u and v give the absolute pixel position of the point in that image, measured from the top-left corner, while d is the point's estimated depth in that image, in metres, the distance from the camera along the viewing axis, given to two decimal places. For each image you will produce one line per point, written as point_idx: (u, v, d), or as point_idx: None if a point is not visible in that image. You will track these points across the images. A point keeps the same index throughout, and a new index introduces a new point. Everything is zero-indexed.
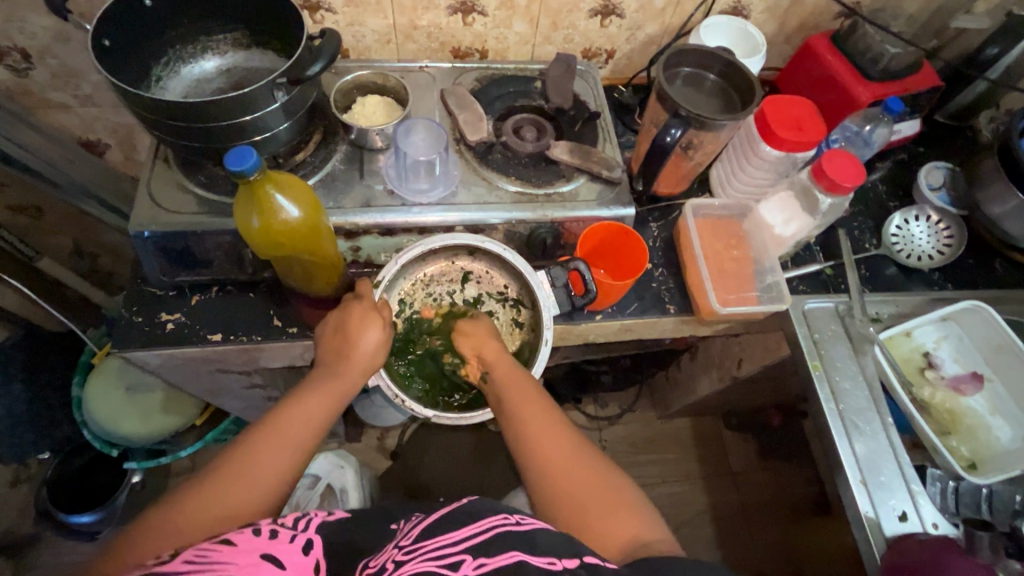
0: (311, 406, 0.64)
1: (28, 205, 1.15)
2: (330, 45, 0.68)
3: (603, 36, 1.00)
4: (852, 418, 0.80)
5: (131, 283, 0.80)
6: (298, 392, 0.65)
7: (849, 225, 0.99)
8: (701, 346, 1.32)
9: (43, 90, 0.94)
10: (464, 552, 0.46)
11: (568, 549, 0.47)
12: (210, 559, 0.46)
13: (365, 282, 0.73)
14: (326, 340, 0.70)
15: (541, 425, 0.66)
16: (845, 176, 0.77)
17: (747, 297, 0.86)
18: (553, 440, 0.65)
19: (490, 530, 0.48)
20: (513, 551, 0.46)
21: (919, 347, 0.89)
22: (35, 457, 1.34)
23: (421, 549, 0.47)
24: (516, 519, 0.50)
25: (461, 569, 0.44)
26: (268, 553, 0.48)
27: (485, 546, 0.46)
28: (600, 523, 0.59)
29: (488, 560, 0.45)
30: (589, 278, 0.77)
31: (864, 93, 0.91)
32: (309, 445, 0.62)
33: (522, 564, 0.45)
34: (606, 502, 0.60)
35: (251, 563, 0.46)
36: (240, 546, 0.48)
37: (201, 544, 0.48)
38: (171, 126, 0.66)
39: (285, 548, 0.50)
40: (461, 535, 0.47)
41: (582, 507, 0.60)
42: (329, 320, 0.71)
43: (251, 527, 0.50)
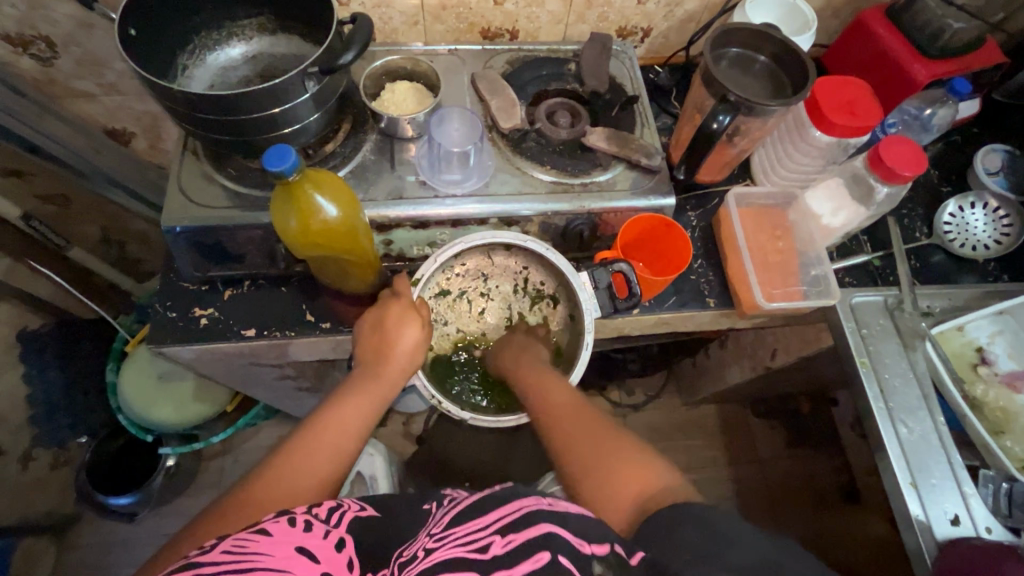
0: (353, 404, 0.63)
1: (58, 194, 1.15)
2: (362, 31, 0.64)
3: (640, 13, 0.95)
4: (901, 416, 0.77)
5: (164, 278, 0.80)
6: (339, 392, 0.65)
7: (899, 212, 0.94)
8: (733, 336, 1.29)
9: (68, 79, 0.93)
10: (496, 533, 0.45)
11: (597, 534, 0.45)
12: (247, 550, 0.44)
13: (403, 278, 0.73)
14: (363, 341, 0.69)
15: (550, 399, 0.67)
16: (904, 163, 0.73)
17: (792, 290, 0.82)
18: (562, 414, 0.65)
19: (520, 510, 0.46)
20: (542, 525, 0.44)
21: (971, 341, 0.85)
22: (74, 441, 1.37)
23: (453, 534, 0.46)
24: (549, 501, 0.47)
25: (490, 550, 0.44)
26: (302, 546, 0.46)
27: (515, 524, 0.45)
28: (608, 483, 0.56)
29: (516, 537, 0.44)
30: (634, 280, 0.76)
31: (922, 72, 0.85)
32: (353, 445, 0.61)
33: (553, 536, 0.43)
34: (618, 468, 0.57)
35: (285, 556, 0.45)
36: (276, 536, 0.46)
37: (238, 534, 0.46)
38: (201, 119, 0.64)
39: (319, 543, 0.47)
40: (490, 518, 0.46)
41: (592, 474, 0.58)
42: (366, 321, 0.71)
43: (286, 516, 0.48)
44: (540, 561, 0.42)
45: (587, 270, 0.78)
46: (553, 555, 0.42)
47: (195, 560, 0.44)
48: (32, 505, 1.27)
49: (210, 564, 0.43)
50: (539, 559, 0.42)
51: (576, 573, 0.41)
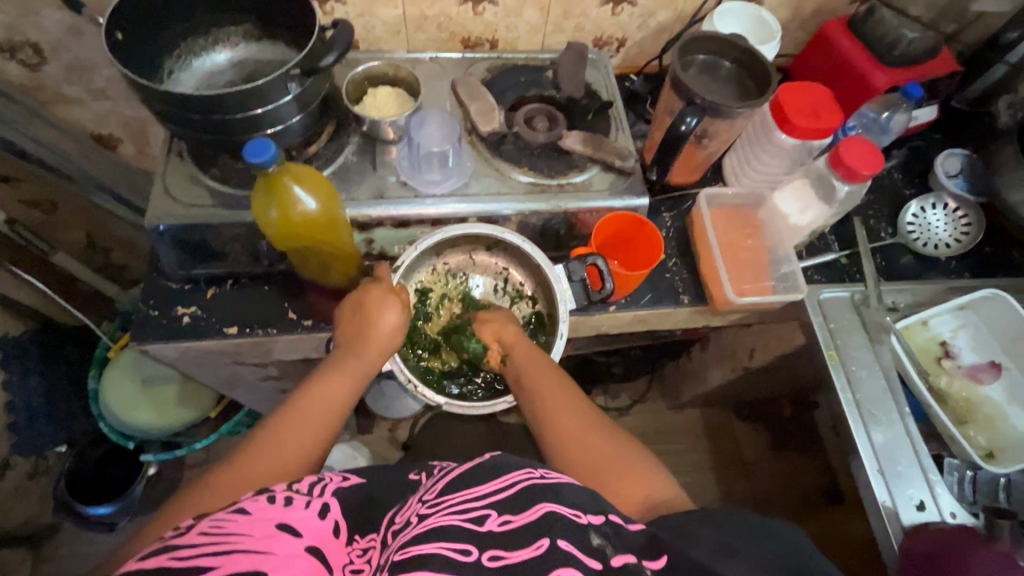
0: (332, 386, 0.65)
1: (43, 200, 1.16)
2: (344, 36, 0.67)
3: (615, 24, 0.99)
4: (868, 406, 0.80)
5: (147, 277, 0.81)
6: (317, 374, 0.66)
7: (865, 213, 0.98)
8: (712, 338, 1.31)
9: (55, 85, 0.95)
10: (491, 508, 0.46)
11: (594, 507, 0.48)
12: (225, 531, 0.45)
13: (384, 265, 0.74)
14: (344, 322, 0.71)
15: (552, 390, 0.68)
16: (862, 162, 0.76)
17: (763, 286, 0.85)
18: (565, 404, 0.67)
19: (515, 485, 0.48)
20: (541, 504, 0.46)
21: (935, 336, 0.88)
22: (53, 449, 1.36)
23: (445, 503, 0.47)
24: (542, 473, 0.50)
25: (488, 525, 0.45)
26: (285, 523, 0.47)
27: (513, 503, 0.47)
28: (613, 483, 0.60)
29: (515, 518, 0.45)
30: (607, 273, 0.77)
31: (882, 79, 0.90)
32: (331, 424, 0.63)
33: (552, 516, 0.45)
34: (623, 465, 0.61)
35: (268, 534, 0.45)
36: (254, 515, 0.47)
37: (216, 515, 0.46)
38: (186, 118, 0.66)
39: (301, 516, 0.49)
40: (487, 491, 0.48)
41: (597, 469, 0.61)
42: (347, 305, 0.71)
43: (266, 495, 0.49)
44: (541, 547, 0.43)
45: (563, 263, 0.80)
46: (552, 539, 0.44)
47: (171, 543, 0.44)
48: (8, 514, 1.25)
49: (188, 545, 0.44)
50: (540, 545, 0.43)
51: (575, 551, 0.43)
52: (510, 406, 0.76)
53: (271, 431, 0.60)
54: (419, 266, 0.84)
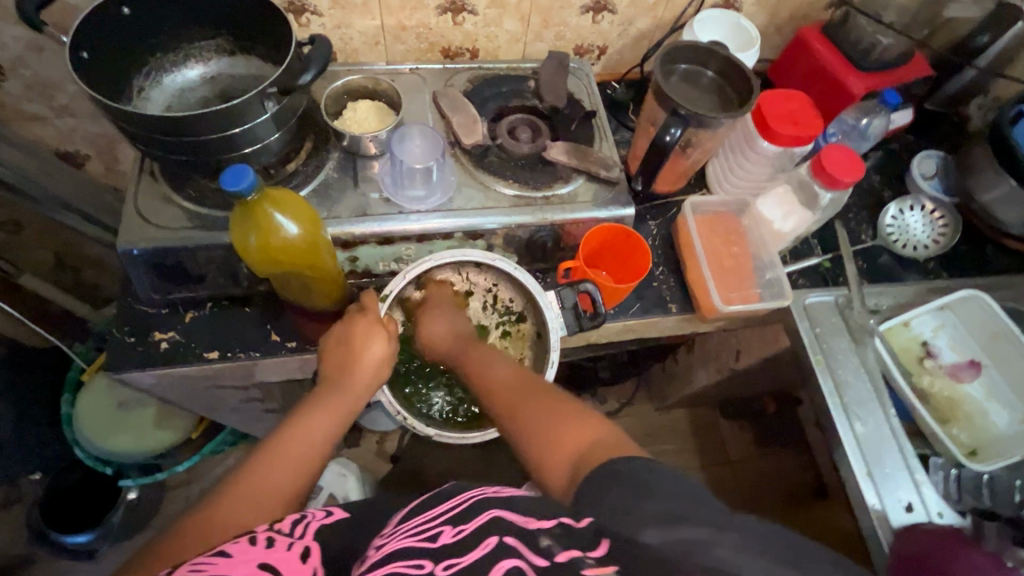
0: (318, 422, 0.63)
1: (8, 221, 1.11)
2: (321, 51, 0.65)
3: (595, 32, 0.98)
4: (856, 410, 0.81)
5: (122, 302, 0.78)
6: (302, 410, 0.64)
7: (845, 216, 0.99)
8: (698, 341, 1.32)
9: (18, 103, 0.91)
10: (446, 523, 0.43)
11: (548, 511, 0.43)
12: (205, 574, 0.43)
13: (370, 292, 0.73)
14: (328, 356, 0.69)
15: (490, 375, 0.66)
16: (843, 170, 0.77)
17: (749, 293, 0.85)
18: (504, 384, 0.64)
19: (467, 501, 0.44)
20: (491, 511, 0.43)
21: (917, 336, 0.90)
22: (26, 477, 1.31)
23: (404, 527, 0.44)
24: (495, 489, 0.46)
25: (440, 539, 0.42)
26: (264, 562, 0.45)
27: (463, 513, 0.43)
28: (552, 444, 0.55)
29: (466, 526, 0.42)
30: (599, 304, 0.77)
31: (857, 85, 0.91)
32: (317, 460, 0.61)
33: (501, 521, 0.42)
34: (559, 428, 0.55)
35: (247, 574, 0.44)
36: (235, 558, 0.45)
37: (195, 559, 0.45)
38: (157, 140, 0.64)
39: (282, 556, 0.47)
40: (441, 509, 0.45)
41: (536, 439, 0.56)
42: (332, 334, 0.70)
43: (248, 537, 0.48)
44: (488, 547, 0.40)
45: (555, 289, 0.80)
46: (501, 540, 0.40)
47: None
48: None
49: None
50: (488, 545, 0.40)
51: (522, 547, 0.40)
52: (501, 434, 0.75)
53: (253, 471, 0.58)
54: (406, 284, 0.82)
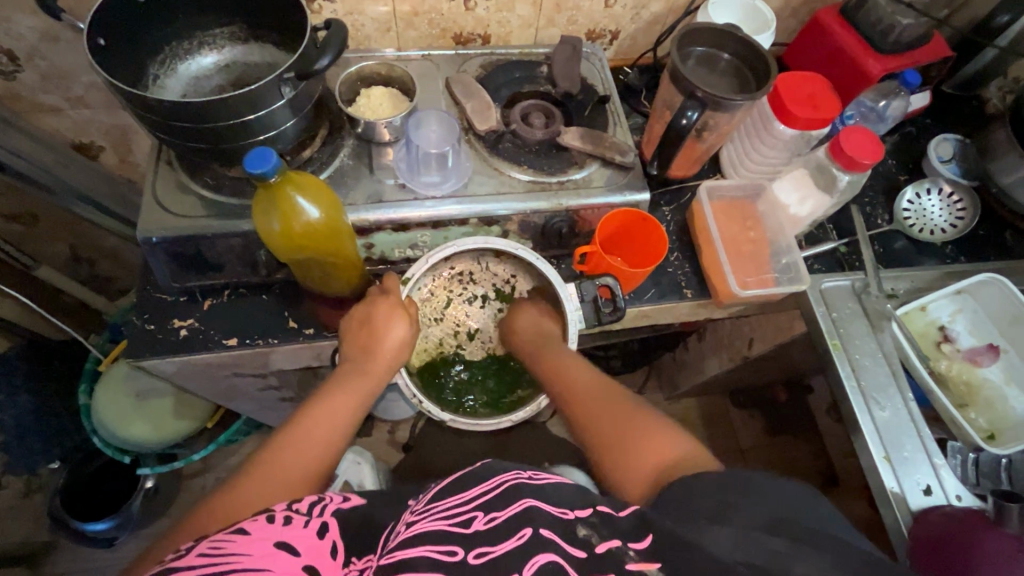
0: (339, 400, 0.64)
1: (24, 212, 1.12)
2: (337, 36, 0.65)
3: (608, 16, 0.97)
4: (872, 394, 0.80)
5: (142, 291, 0.78)
6: (325, 389, 0.65)
7: (861, 201, 0.98)
8: (710, 328, 1.32)
9: (33, 94, 0.91)
10: (477, 508, 0.47)
11: (579, 500, 0.47)
12: (224, 552, 0.45)
13: (392, 277, 0.73)
14: (349, 335, 0.70)
15: (571, 372, 0.71)
16: (863, 152, 0.76)
17: (765, 278, 0.85)
18: (585, 387, 0.69)
19: (499, 486, 0.48)
20: (521, 499, 0.46)
21: (934, 320, 0.90)
22: (46, 466, 1.33)
23: (433, 508, 0.48)
24: (529, 475, 0.49)
25: (473, 525, 0.45)
26: (280, 540, 0.47)
27: (495, 503, 0.47)
28: (626, 451, 0.60)
29: (499, 514, 0.46)
30: (620, 296, 0.77)
31: (876, 67, 0.90)
32: (341, 438, 0.62)
33: (532, 511, 0.45)
34: (637, 437, 0.60)
35: (266, 553, 0.46)
36: (253, 536, 0.47)
37: (215, 537, 0.47)
38: (175, 127, 0.64)
39: (299, 534, 0.48)
40: (473, 493, 0.48)
41: (615, 442, 0.61)
42: (354, 317, 0.71)
43: (266, 514, 0.49)
44: (524, 537, 0.44)
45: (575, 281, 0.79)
46: (533, 530, 0.44)
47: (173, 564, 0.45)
48: None
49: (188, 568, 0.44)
50: (522, 535, 0.44)
51: (557, 539, 0.43)
52: (514, 424, 0.76)
53: (279, 448, 0.59)
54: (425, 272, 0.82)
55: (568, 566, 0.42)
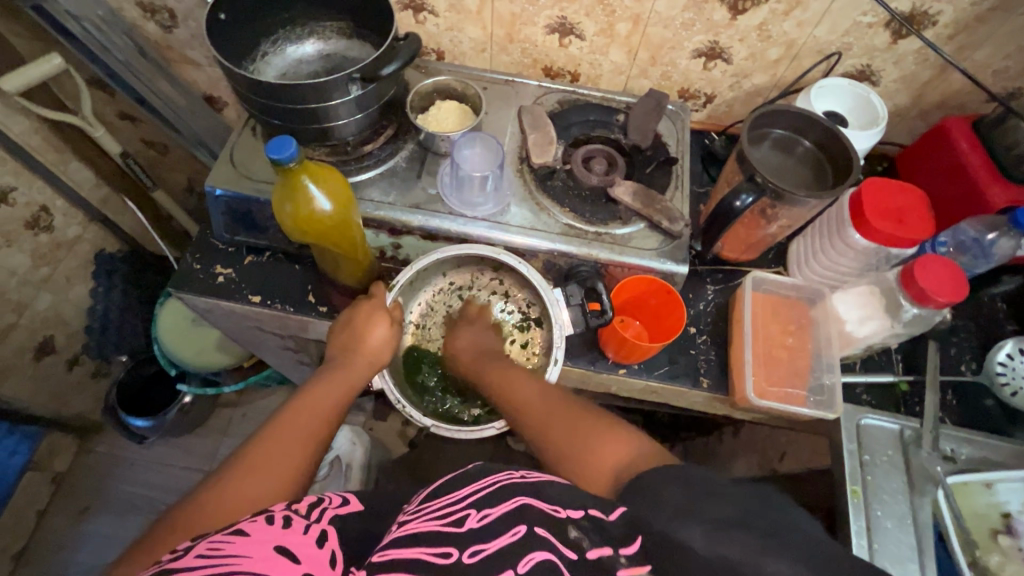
0: (321, 396, 0.66)
1: (157, 142, 1.30)
2: (409, 48, 0.71)
3: (704, 78, 0.94)
4: (885, 564, 0.68)
5: (202, 233, 0.88)
6: (308, 387, 0.67)
7: (945, 339, 0.85)
8: (746, 426, 1.21)
9: (181, 47, 1.07)
10: (472, 507, 0.45)
11: (574, 500, 0.46)
12: (223, 553, 0.43)
13: (381, 284, 0.78)
14: (335, 338, 0.73)
15: (511, 377, 0.70)
16: (940, 288, 0.66)
17: (793, 393, 0.76)
18: (532, 396, 0.66)
19: (491, 486, 0.47)
20: (517, 497, 0.45)
21: (998, 504, 0.74)
22: (115, 358, 1.52)
23: (429, 508, 0.47)
24: (523, 473, 0.49)
25: (467, 523, 0.44)
26: (281, 546, 0.45)
27: (488, 500, 0.46)
28: (585, 457, 0.56)
29: (493, 512, 0.44)
30: (608, 303, 0.75)
31: (999, 196, 0.78)
32: (323, 437, 0.63)
33: (527, 507, 0.44)
34: (592, 441, 0.57)
35: (264, 557, 0.43)
36: (251, 536, 0.45)
37: (214, 538, 0.45)
38: (254, 101, 0.71)
39: (297, 539, 0.46)
40: (465, 493, 0.47)
41: (568, 453, 0.58)
42: (339, 321, 0.75)
43: (265, 515, 0.48)
44: (518, 534, 0.42)
45: (563, 287, 0.79)
46: (529, 528, 0.43)
47: (169, 567, 0.43)
48: (64, 404, 1.43)
49: (185, 568, 0.42)
50: (517, 532, 0.43)
51: (551, 538, 0.42)
52: (497, 433, 0.74)
53: (262, 444, 0.59)
54: (426, 285, 0.86)
55: (563, 566, 0.41)
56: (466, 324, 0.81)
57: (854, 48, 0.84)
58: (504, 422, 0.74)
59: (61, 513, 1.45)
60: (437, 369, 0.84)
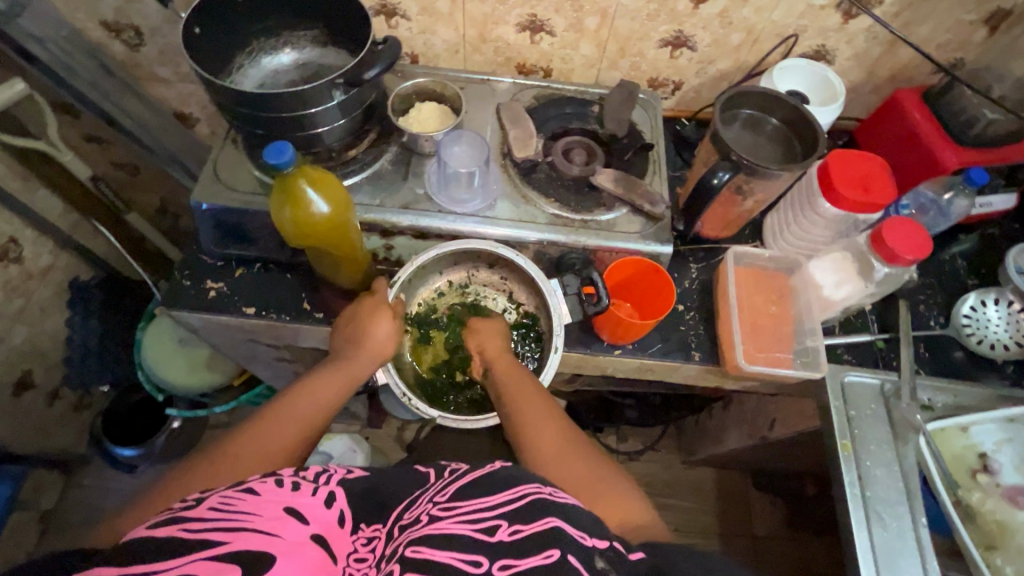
0: (324, 384, 0.67)
1: (127, 163, 1.28)
2: (390, 51, 0.72)
3: (672, 67, 0.98)
4: (877, 509, 0.73)
5: (189, 249, 0.87)
6: (310, 376, 0.69)
7: (914, 298, 0.91)
8: (736, 399, 1.25)
9: (149, 65, 1.06)
10: (502, 518, 0.47)
11: (598, 530, 0.48)
12: (235, 509, 0.46)
13: (381, 280, 0.78)
14: (338, 334, 0.74)
15: (531, 397, 0.69)
16: (906, 246, 0.71)
17: (779, 357, 0.80)
18: (550, 425, 0.66)
19: (524, 497, 0.48)
20: (549, 518, 0.46)
21: (974, 445, 0.80)
22: (97, 389, 1.48)
23: (458, 511, 0.48)
24: (550, 491, 0.50)
25: (498, 536, 0.45)
26: (291, 506, 0.48)
27: (522, 513, 0.47)
28: (599, 498, 0.60)
29: (524, 528, 0.45)
30: (603, 288, 0.77)
31: (951, 159, 0.83)
32: (319, 422, 0.65)
33: (558, 530, 0.45)
34: (609, 488, 0.61)
35: (274, 517, 0.47)
36: (262, 496, 0.48)
37: (225, 492, 0.48)
38: (237, 112, 0.71)
39: (308, 502, 0.50)
40: (498, 501, 0.48)
41: (584, 487, 0.61)
42: (343, 316, 0.76)
43: (274, 478, 0.50)
44: (549, 558, 0.43)
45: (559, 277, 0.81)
46: (559, 551, 0.44)
47: (182, 515, 0.45)
48: (46, 440, 1.38)
49: (197, 519, 0.45)
50: (549, 555, 0.44)
51: (581, 567, 0.43)
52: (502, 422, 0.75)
53: (262, 427, 0.61)
54: (422, 284, 0.87)
55: None
56: (490, 330, 0.78)
57: (809, 30, 0.89)
58: None
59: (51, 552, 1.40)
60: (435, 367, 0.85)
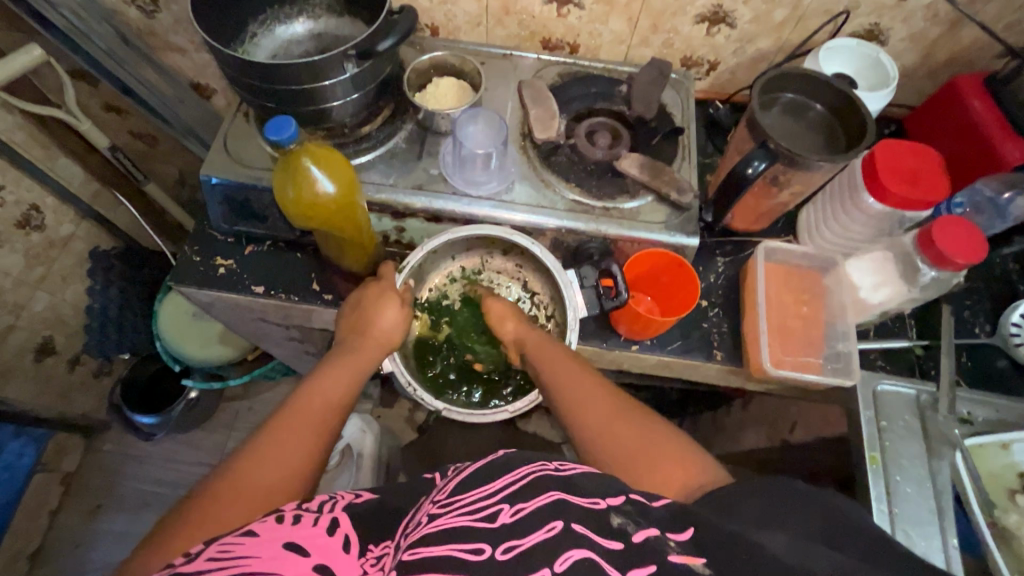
0: (332, 379, 0.65)
1: (145, 133, 1.27)
2: (405, 21, 0.68)
3: (708, 45, 0.91)
4: (906, 528, 0.68)
5: (199, 224, 0.85)
6: (320, 368, 0.66)
7: (959, 302, 0.85)
8: (756, 397, 1.20)
9: (165, 33, 1.03)
10: (504, 502, 0.43)
11: (611, 489, 0.44)
12: (236, 555, 0.42)
13: (389, 265, 0.76)
14: (343, 321, 0.72)
15: (563, 371, 0.66)
16: (958, 248, 0.65)
17: (808, 362, 0.75)
18: (587, 396, 0.63)
19: (526, 477, 0.45)
20: (551, 491, 0.43)
21: (1014, 464, 0.74)
22: (117, 357, 1.50)
23: (456, 503, 0.44)
24: (556, 465, 0.46)
25: (500, 519, 0.41)
26: (291, 541, 0.44)
27: (523, 492, 0.43)
28: (647, 464, 0.55)
29: (527, 505, 0.42)
30: (622, 282, 0.73)
31: (1013, 153, 0.76)
32: (335, 419, 0.62)
33: (563, 502, 0.42)
34: (658, 449, 0.56)
35: (273, 556, 0.43)
36: (262, 536, 0.44)
37: (224, 539, 0.44)
38: (247, 84, 0.68)
39: (308, 533, 0.46)
40: (499, 486, 0.44)
41: (629, 454, 0.57)
42: (349, 302, 0.74)
43: (274, 514, 0.47)
44: (555, 529, 0.40)
45: (575, 268, 0.77)
46: (566, 522, 0.40)
47: (179, 571, 0.41)
48: (68, 405, 1.42)
49: (195, 572, 0.41)
50: (553, 527, 0.40)
51: (591, 534, 0.39)
52: (511, 416, 0.73)
53: (275, 435, 0.57)
54: (434, 269, 0.85)
55: (605, 563, 0.38)
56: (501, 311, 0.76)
57: (862, 6, 0.82)
58: (518, 405, 0.73)
59: (73, 512, 1.45)
60: (443, 355, 0.82)
